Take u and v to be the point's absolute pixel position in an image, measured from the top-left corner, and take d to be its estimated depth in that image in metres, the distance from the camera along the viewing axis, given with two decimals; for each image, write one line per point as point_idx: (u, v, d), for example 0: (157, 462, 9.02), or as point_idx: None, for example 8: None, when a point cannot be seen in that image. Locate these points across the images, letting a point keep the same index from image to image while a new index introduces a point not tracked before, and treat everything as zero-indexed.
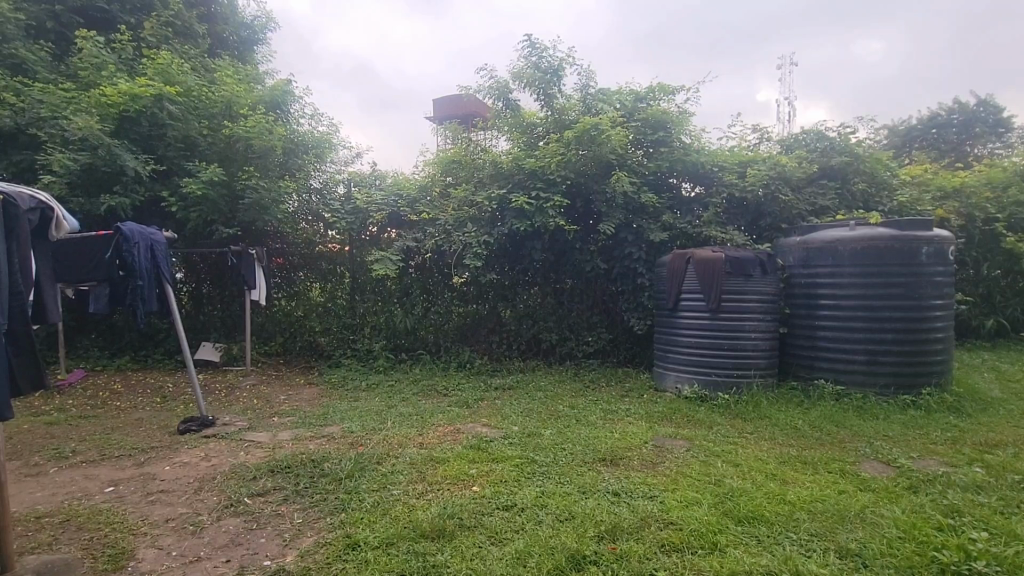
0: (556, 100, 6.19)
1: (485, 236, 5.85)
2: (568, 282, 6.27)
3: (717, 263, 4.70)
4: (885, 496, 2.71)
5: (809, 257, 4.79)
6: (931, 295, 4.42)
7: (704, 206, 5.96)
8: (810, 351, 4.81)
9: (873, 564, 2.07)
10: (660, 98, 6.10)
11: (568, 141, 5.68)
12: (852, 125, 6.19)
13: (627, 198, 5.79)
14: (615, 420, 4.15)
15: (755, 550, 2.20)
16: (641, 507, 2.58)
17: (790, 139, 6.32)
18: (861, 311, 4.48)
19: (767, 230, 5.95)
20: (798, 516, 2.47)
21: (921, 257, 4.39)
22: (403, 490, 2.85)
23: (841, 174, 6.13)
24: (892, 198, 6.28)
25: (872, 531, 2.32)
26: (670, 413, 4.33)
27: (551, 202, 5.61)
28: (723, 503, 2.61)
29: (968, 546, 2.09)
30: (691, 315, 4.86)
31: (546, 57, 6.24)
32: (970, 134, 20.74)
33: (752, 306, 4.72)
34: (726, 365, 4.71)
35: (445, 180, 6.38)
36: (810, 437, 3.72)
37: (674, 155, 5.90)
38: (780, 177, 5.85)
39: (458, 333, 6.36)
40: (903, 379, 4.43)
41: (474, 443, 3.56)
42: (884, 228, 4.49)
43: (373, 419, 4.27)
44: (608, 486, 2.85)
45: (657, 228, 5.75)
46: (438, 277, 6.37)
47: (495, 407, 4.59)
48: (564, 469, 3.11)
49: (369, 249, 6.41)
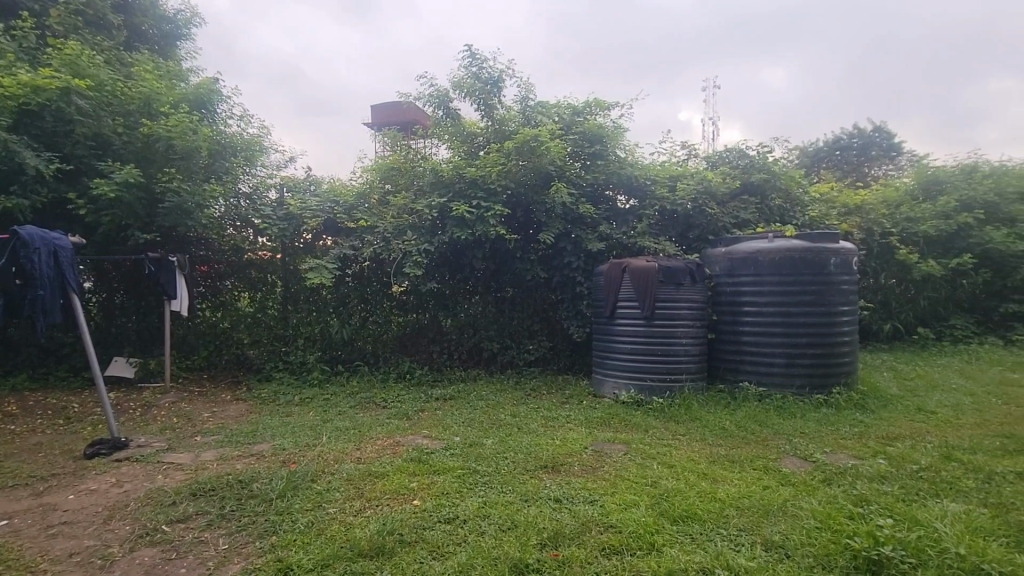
0: (496, 110, 6.24)
1: (426, 244, 5.78)
2: (509, 291, 6.32)
3: (651, 271, 4.90)
4: (803, 490, 2.91)
5: (733, 266, 5.10)
6: (839, 302, 4.83)
7: (638, 218, 6.19)
8: (736, 355, 5.10)
9: (795, 555, 2.22)
10: (596, 113, 6.31)
11: (508, 152, 5.73)
12: (770, 145, 6.70)
13: (566, 208, 5.92)
14: (556, 427, 4.21)
15: (689, 548, 2.29)
16: (582, 512, 2.62)
17: (715, 156, 6.80)
18: (779, 317, 4.83)
19: (696, 241, 6.29)
20: (728, 512, 2.60)
21: (830, 267, 4.79)
22: (339, 507, 2.74)
23: (760, 189, 6.59)
24: (805, 212, 6.82)
25: (793, 523, 2.49)
26: (608, 418, 4.45)
27: (492, 211, 5.65)
28: (660, 503, 2.71)
29: (876, 532, 2.23)
30: (627, 323, 5.03)
31: (486, 68, 6.32)
32: (868, 156, 23.12)
33: (683, 313, 4.97)
34: (659, 370, 4.92)
35: (383, 187, 6.24)
36: (737, 437, 3.94)
37: (610, 168, 6.10)
38: (706, 191, 6.23)
39: (397, 343, 6.23)
40: (817, 379, 4.79)
41: (414, 456, 3.48)
42: (798, 240, 4.86)
43: (308, 435, 4.08)
44: (550, 493, 2.88)
45: (595, 238, 5.93)
46: (376, 286, 6.20)
47: (436, 418, 4.53)
48: (506, 478, 3.12)
49: (303, 256, 6.15)
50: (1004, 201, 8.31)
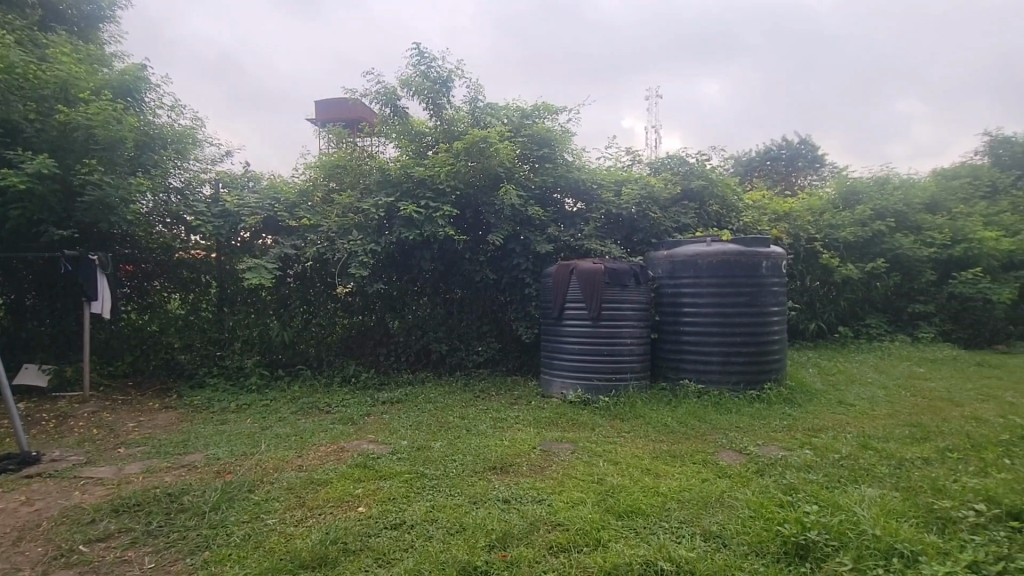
0: (445, 110, 6.20)
1: (372, 244, 5.64)
2: (457, 292, 6.27)
3: (597, 273, 5.02)
4: (739, 481, 3.07)
5: (675, 268, 5.30)
6: (771, 303, 5.13)
7: (586, 220, 6.31)
8: (676, 354, 5.30)
9: (731, 543, 2.34)
10: (544, 117, 6.38)
11: (457, 152, 5.70)
12: (708, 154, 7.03)
13: (515, 210, 5.95)
14: (505, 428, 4.23)
15: (634, 542, 2.35)
16: (531, 511, 2.65)
17: (657, 162, 7.07)
18: (716, 317, 5.07)
19: (640, 244, 6.48)
20: (670, 506, 2.71)
21: (762, 270, 5.08)
22: (278, 518, 2.63)
23: (699, 195, 6.90)
24: (740, 218, 7.20)
25: (729, 513, 2.62)
26: (556, 418, 4.51)
27: (440, 211, 5.60)
28: (605, 500, 2.78)
29: (804, 519, 2.39)
30: (574, 323, 5.13)
31: (435, 67, 6.26)
32: (795, 167, 24.75)
33: (628, 314, 5.12)
34: (605, 369, 5.04)
35: (327, 185, 6.06)
36: (678, 433, 4.10)
37: (558, 171, 6.20)
38: (649, 196, 6.46)
39: (342, 346, 6.04)
40: (751, 376, 5.06)
41: (359, 462, 3.39)
42: (733, 244, 5.12)
43: (245, 443, 3.89)
44: (499, 494, 2.89)
45: (543, 240, 5.99)
46: (319, 287, 5.99)
47: (383, 422, 4.43)
48: (455, 480, 3.09)
49: (240, 256, 5.85)
50: (911, 211, 9.14)
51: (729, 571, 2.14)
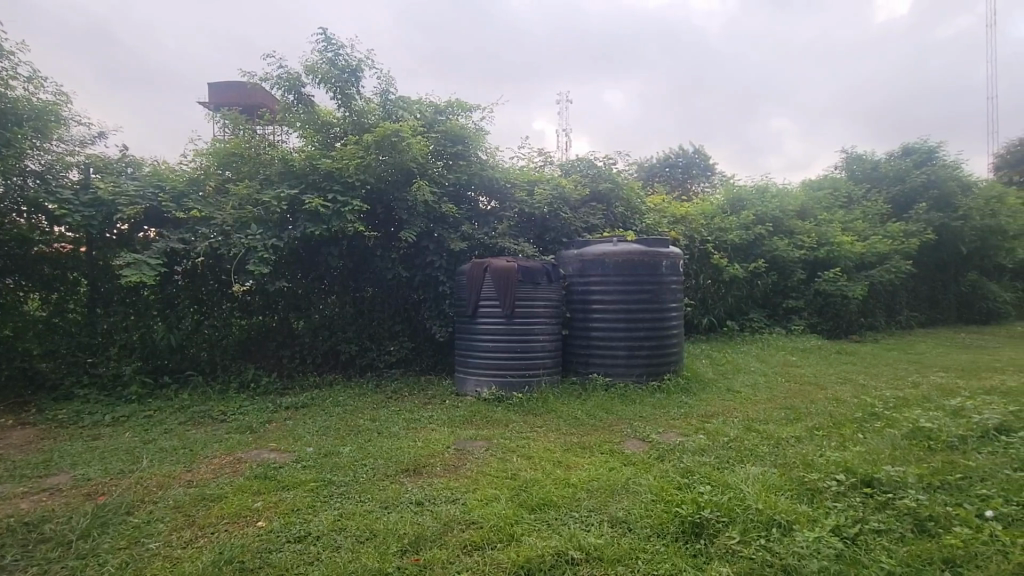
0: (354, 101, 5.95)
1: (274, 240, 5.27)
2: (368, 291, 6.05)
3: (510, 271, 5.08)
4: (642, 468, 3.27)
5: (584, 267, 5.51)
6: (670, 299, 5.50)
7: (499, 219, 6.37)
8: (585, 349, 5.51)
9: (636, 528, 2.48)
10: (458, 114, 6.34)
11: (367, 145, 5.50)
12: (614, 158, 7.39)
13: (428, 207, 5.86)
14: (418, 429, 4.16)
15: (545, 534, 2.42)
16: (445, 512, 2.63)
17: (568, 165, 7.33)
18: (622, 313, 5.36)
19: (552, 243, 6.66)
20: (579, 496, 2.82)
21: (663, 269, 5.43)
22: (164, 541, 2.38)
23: (606, 197, 7.23)
24: (643, 220, 7.64)
25: (634, 499, 2.78)
26: (469, 416, 4.51)
27: (349, 205, 5.36)
28: (519, 495, 2.83)
29: (698, 500, 2.60)
30: (487, 321, 5.16)
31: (343, 55, 5.99)
32: (690, 174, 26.78)
33: (540, 311, 5.24)
34: (518, 366, 5.13)
35: (222, 175, 5.61)
36: (586, 425, 4.27)
37: (472, 169, 6.20)
38: (560, 197, 6.67)
39: (240, 349, 5.60)
40: (652, 368, 5.40)
41: (258, 473, 3.16)
42: (637, 244, 5.43)
43: (123, 460, 3.48)
44: (411, 497, 2.83)
45: (457, 237, 5.95)
46: (213, 286, 5.51)
47: (286, 429, 4.17)
48: (365, 486, 2.99)
49: (116, 250, 5.21)
50: (785, 217, 10.25)
51: (635, 552, 2.27)
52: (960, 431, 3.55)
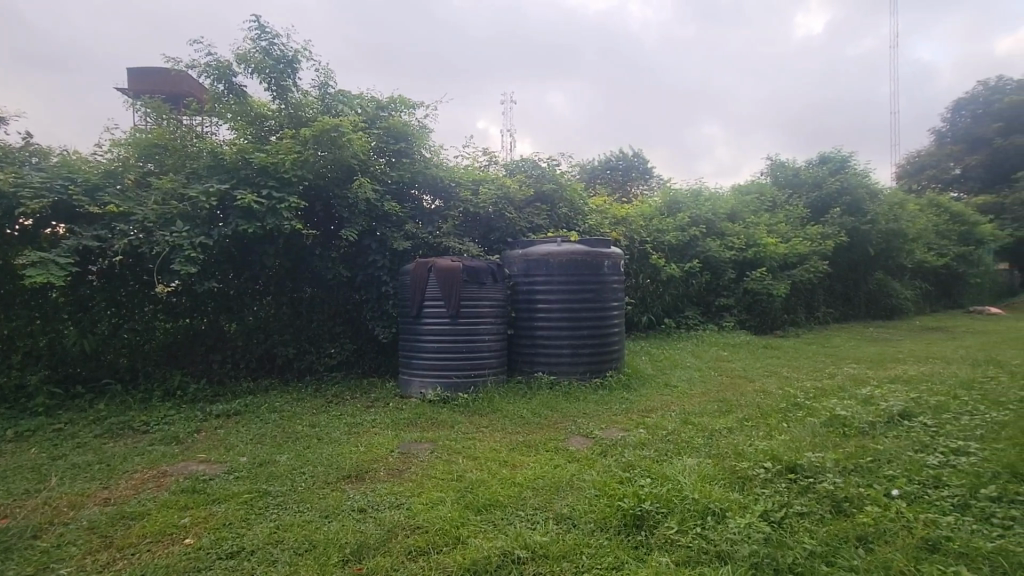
0: (291, 93, 5.71)
1: (202, 237, 4.94)
2: (307, 291, 5.81)
3: (455, 271, 5.04)
4: (586, 463, 3.34)
5: (528, 267, 5.56)
6: (612, 299, 5.65)
7: (444, 218, 6.31)
8: (530, 348, 5.56)
9: (580, 523, 2.53)
10: (401, 110, 6.22)
11: (305, 140, 5.29)
12: (558, 159, 7.51)
13: (370, 205, 5.70)
14: (360, 433, 4.04)
15: (491, 535, 2.42)
16: (388, 518, 2.58)
17: (512, 165, 7.39)
18: (566, 312, 5.45)
19: (496, 243, 6.67)
20: (525, 494, 2.84)
21: (605, 269, 5.57)
22: (76, 566, 2.19)
23: (549, 198, 7.34)
24: (586, 220, 7.81)
25: (578, 494, 2.84)
26: (413, 418, 4.44)
27: (285, 202, 5.13)
28: (464, 496, 2.81)
29: (639, 493, 2.68)
30: (432, 321, 5.09)
31: (278, 45, 5.72)
32: (630, 176, 27.70)
33: (486, 311, 5.24)
34: (463, 366, 5.10)
35: (143, 168, 5.21)
36: (531, 423, 4.31)
37: (415, 167, 6.09)
38: (504, 197, 6.69)
39: (164, 355, 5.23)
40: (595, 366, 5.53)
41: (186, 486, 2.97)
42: (580, 245, 5.54)
43: (27, 479, 3.16)
44: (353, 504, 2.75)
45: (400, 237, 5.84)
46: (133, 287, 5.11)
47: (218, 438, 3.94)
48: (304, 495, 2.87)
49: (18, 248, 4.71)
50: (717, 220, 10.81)
51: (580, 548, 2.32)
52: (870, 418, 3.88)
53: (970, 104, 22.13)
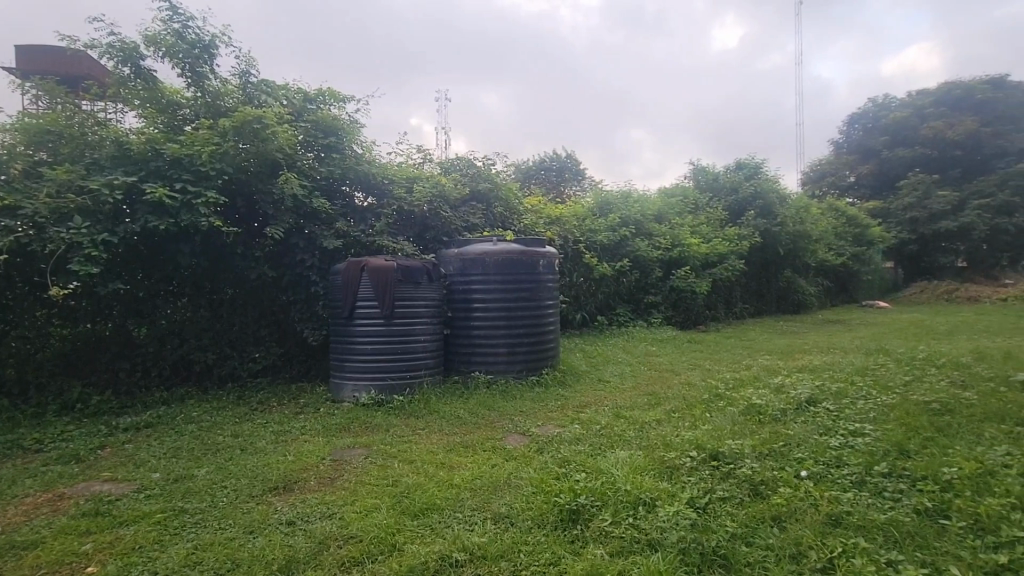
0: (208, 81, 5.35)
1: (104, 234, 4.49)
2: (228, 292, 5.46)
3: (388, 270, 4.93)
4: (523, 461, 3.37)
5: (464, 266, 5.53)
6: (547, 297, 5.74)
7: (377, 216, 6.14)
8: (467, 348, 5.54)
9: (518, 521, 2.55)
10: (330, 103, 5.99)
11: (224, 131, 4.97)
12: (493, 159, 7.53)
13: (297, 201, 5.44)
14: (288, 441, 3.86)
15: (429, 539, 2.39)
16: (319, 529, 2.47)
17: (447, 164, 7.33)
18: (502, 312, 5.48)
19: (432, 242, 6.59)
20: (463, 496, 2.83)
21: (540, 268, 5.65)
22: None
23: (484, 197, 7.34)
24: (521, 220, 7.88)
25: (515, 493, 2.86)
26: (346, 423, 4.29)
27: (202, 197, 4.78)
28: (400, 502, 2.76)
29: (574, 488, 2.75)
30: (365, 323, 4.95)
31: (193, 28, 5.32)
32: (563, 177, 28.29)
33: (421, 311, 5.15)
34: (398, 368, 4.99)
35: (33, 156, 4.67)
36: (468, 423, 4.30)
37: (346, 163, 5.87)
38: (440, 195, 6.62)
39: (61, 364, 4.74)
40: (532, 364, 5.60)
41: (88, 509, 2.70)
42: (515, 245, 5.59)
43: None
44: (281, 517, 2.62)
45: (331, 235, 5.62)
46: (22, 289, 4.57)
47: (125, 454, 3.62)
48: (225, 510, 2.69)
49: None
50: (645, 220, 11.28)
51: (517, 546, 2.34)
52: (782, 405, 4.20)
53: (863, 118, 24.45)
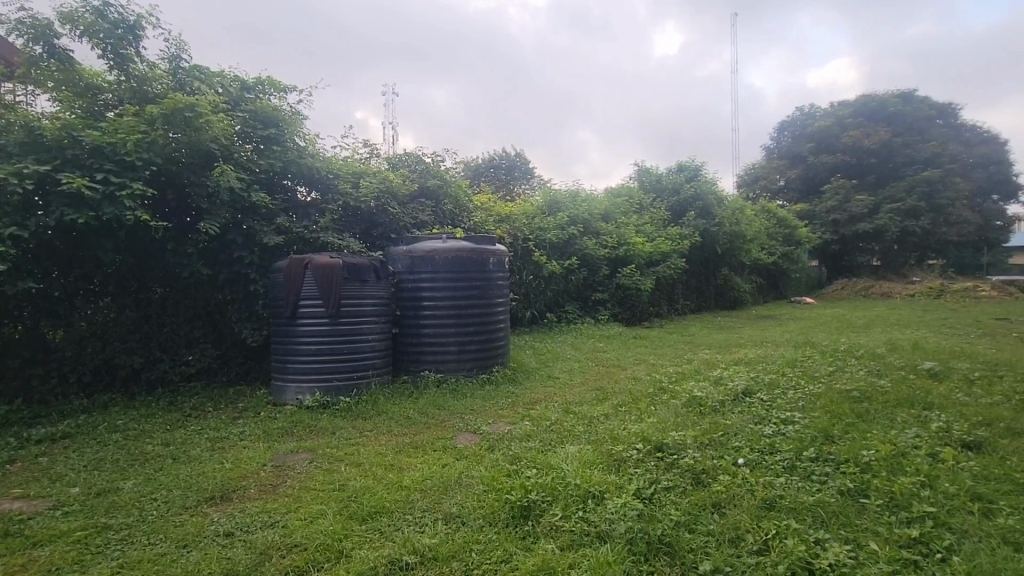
0: (134, 64, 4.98)
1: (12, 227, 4.08)
2: (157, 291, 5.12)
3: (333, 268, 4.77)
4: (474, 460, 3.36)
5: (413, 264, 5.44)
6: (497, 295, 5.74)
7: (321, 212, 5.93)
8: (416, 347, 5.45)
9: (469, 521, 2.54)
10: (269, 93, 5.72)
11: (152, 118, 4.63)
12: (442, 155, 7.45)
13: (235, 194, 5.17)
14: (226, 448, 3.66)
15: (378, 544, 2.33)
16: (260, 539, 2.36)
17: (395, 159, 7.19)
18: (452, 310, 5.43)
19: (379, 239, 6.44)
20: (413, 497, 2.79)
21: (490, 266, 5.64)
22: None
23: (433, 194, 7.25)
24: (470, 217, 7.85)
25: (466, 492, 2.85)
26: (289, 427, 4.13)
27: (128, 189, 4.44)
28: (347, 506, 2.68)
29: (526, 484, 2.76)
30: (309, 322, 4.77)
31: (115, 6, 4.92)
32: (512, 175, 28.41)
33: (368, 310, 5.02)
34: (344, 369, 4.85)
35: None
36: (418, 423, 4.23)
37: (288, 156, 5.62)
38: (387, 191, 6.48)
39: None
40: (482, 361, 5.59)
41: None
42: (465, 242, 5.55)
43: None
44: (219, 528, 2.48)
45: (271, 231, 5.38)
46: None
47: (39, 468, 3.32)
48: (155, 524, 2.52)
49: None
50: (593, 219, 11.51)
51: (468, 545, 2.33)
52: (721, 397, 4.40)
53: (792, 125, 25.97)
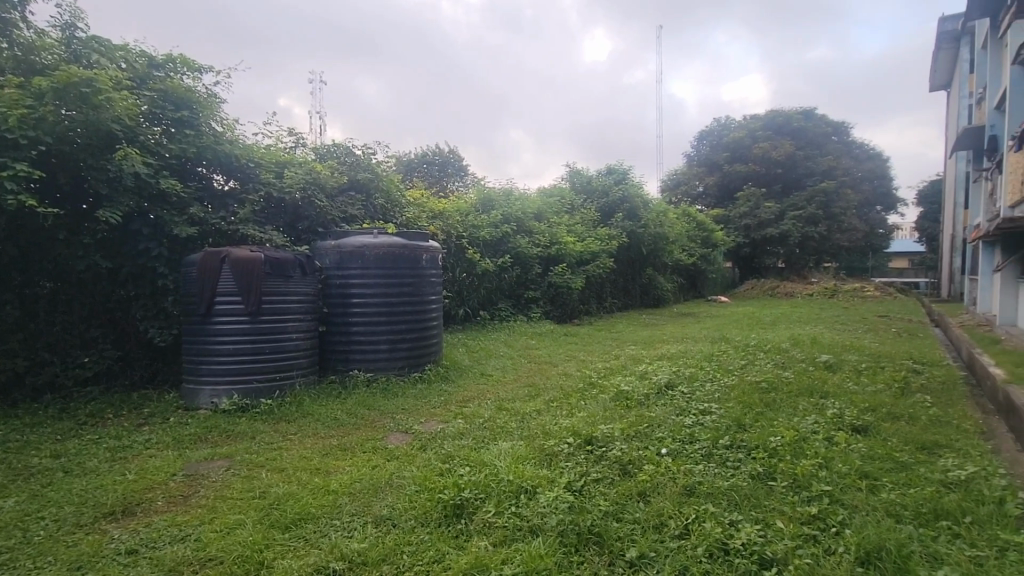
0: (17, 30, 4.40)
1: None
2: (46, 286, 4.57)
3: (254, 262, 4.49)
4: (405, 460, 3.29)
5: (342, 259, 5.24)
6: (430, 292, 5.66)
7: (240, 202, 5.57)
8: (345, 345, 5.26)
9: (400, 522, 2.49)
10: (181, 72, 5.28)
11: (40, 92, 4.12)
12: (373, 148, 7.23)
13: (140, 180, 4.72)
14: (129, 458, 3.35)
15: (303, 552, 2.23)
16: (169, 556, 2.18)
17: (322, 150, 6.88)
18: (383, 307, 5.29)
19: (304, 233, 6.14)
20: (341, 501, 2.68)
21: (423, 262, 5.54)
22: None
23: (363, 188, 7.01)
24: (402, 213, 7.67)
25: (397, 493, 2.78)
26: (203, 432, 3.85)
27: (9, 169, 3.92)
28: (269, 514, 2.54)
29: (458, 482, 2.74)
30: (226, 320, 4.46)
31: None
32: (445, 172, 28.10)
33: (293, 307, 4.78)
34: (266, 369, 4.58)
35: None
36: (346, 425, 4.09)
37: (203, 141, 5.21)
38: (314, 183, 6.20)
39: None
40: (414, 359, 5.48)
41: None
42: (397, 238, 5.42)
43: None
44: (120, 546, 2.27)
45: (183, 221, 4.97)
46: None
47: None
48: (42, 546, 2.25)
49: None
50: (526, 218, 11.63)
51: (400, 547, 2.28)
52: (646, 390, 4.60)
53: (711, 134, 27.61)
